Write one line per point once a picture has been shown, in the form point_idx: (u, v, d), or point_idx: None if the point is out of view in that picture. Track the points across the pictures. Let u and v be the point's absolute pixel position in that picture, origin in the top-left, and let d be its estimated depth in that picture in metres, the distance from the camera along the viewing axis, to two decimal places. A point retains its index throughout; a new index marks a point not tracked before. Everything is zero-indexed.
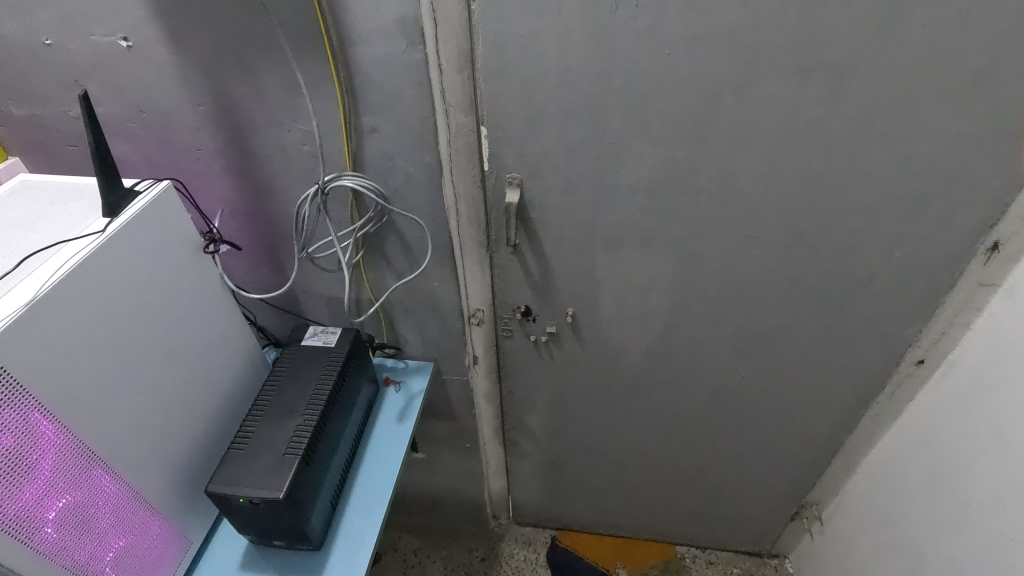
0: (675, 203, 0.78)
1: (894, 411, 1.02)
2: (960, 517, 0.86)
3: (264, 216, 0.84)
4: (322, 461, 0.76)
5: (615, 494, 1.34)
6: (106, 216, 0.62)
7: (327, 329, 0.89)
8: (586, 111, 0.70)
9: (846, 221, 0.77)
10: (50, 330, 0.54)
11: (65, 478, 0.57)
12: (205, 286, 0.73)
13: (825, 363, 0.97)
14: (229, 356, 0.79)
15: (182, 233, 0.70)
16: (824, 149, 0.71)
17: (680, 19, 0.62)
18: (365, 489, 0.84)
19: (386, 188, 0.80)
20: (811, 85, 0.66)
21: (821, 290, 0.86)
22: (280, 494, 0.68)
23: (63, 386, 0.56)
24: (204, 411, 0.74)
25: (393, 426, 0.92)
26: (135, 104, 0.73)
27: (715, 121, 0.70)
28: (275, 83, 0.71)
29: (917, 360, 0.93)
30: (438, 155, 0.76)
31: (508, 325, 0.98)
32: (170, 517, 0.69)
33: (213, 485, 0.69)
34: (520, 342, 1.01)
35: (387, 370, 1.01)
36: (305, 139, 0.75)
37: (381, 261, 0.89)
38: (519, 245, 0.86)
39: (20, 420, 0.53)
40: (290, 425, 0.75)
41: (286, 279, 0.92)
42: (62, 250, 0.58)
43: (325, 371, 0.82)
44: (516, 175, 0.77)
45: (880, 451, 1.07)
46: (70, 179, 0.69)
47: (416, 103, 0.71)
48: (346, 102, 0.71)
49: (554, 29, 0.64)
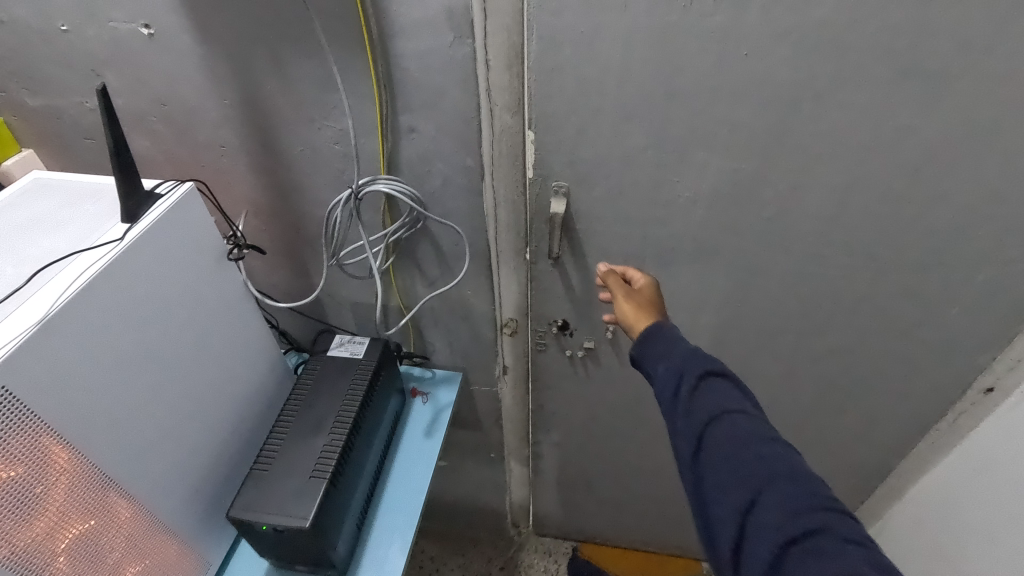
0: (740, 222, 0.69)
1: (953, 439, 0.92)
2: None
3: (290, 215, 0.79)
4: (349, 484, 0.71)
5: (643, 509, 1.27)
6: (125, 223, 0.56)
7: (354, 339, 0.83)
8: (649, 117, 0.61)
9: (941, 251, 0.68)
10: (65, 354, 0.49)
11: (81, 510, 0.53)
12: (226, 295, 0.68)
13: (889, 395, 0.87)
14: (250, 368, 0.74)
15: (206, 239, 0.64)
16: (922, 167, 0.61)
17: (770, 15, 0.52)
18: (393, 509, 0.79)
19: (423, 194, 0.73)
20: (926, 96, 0.55)
21: (897, 321, 0.76)
22: (307, 524, 0.62)
23: (79, 413, 0.51)
24: (222, 427, 0.69)
25: (421, 442, 0.87)
26: (156, 96, 0.69)
27: (804, 133, 0.60)
28: (307, 76, 0.64)
29: (984, 387, 0.83)
30: (479, 160, 0.68)
31: (542, 339, 0.91)
32: (185, 540, 0.65)
33: (233, 511, 0.64)
34: (556, 359, 0.94)
35: (414, 380, 0.95)
36: (337, 137, 0.69)
37: (413, 268, 0.83)
38: (561, 258, 0.78)
39: (33, 453, 0.48)
40: (316, 445, 0.69)
41: (312, 284, 0.88)
42: (77, 262, 0.52)
43: (353, 386, 0.76)
44: (563, 184, 0.70)
45: (931, 480, 0.98)
46: (87, 178, 0.64)
47: (459, 102, 0.63)
48: (383, 99, 0.64)
49: (620, 22, 0.55)
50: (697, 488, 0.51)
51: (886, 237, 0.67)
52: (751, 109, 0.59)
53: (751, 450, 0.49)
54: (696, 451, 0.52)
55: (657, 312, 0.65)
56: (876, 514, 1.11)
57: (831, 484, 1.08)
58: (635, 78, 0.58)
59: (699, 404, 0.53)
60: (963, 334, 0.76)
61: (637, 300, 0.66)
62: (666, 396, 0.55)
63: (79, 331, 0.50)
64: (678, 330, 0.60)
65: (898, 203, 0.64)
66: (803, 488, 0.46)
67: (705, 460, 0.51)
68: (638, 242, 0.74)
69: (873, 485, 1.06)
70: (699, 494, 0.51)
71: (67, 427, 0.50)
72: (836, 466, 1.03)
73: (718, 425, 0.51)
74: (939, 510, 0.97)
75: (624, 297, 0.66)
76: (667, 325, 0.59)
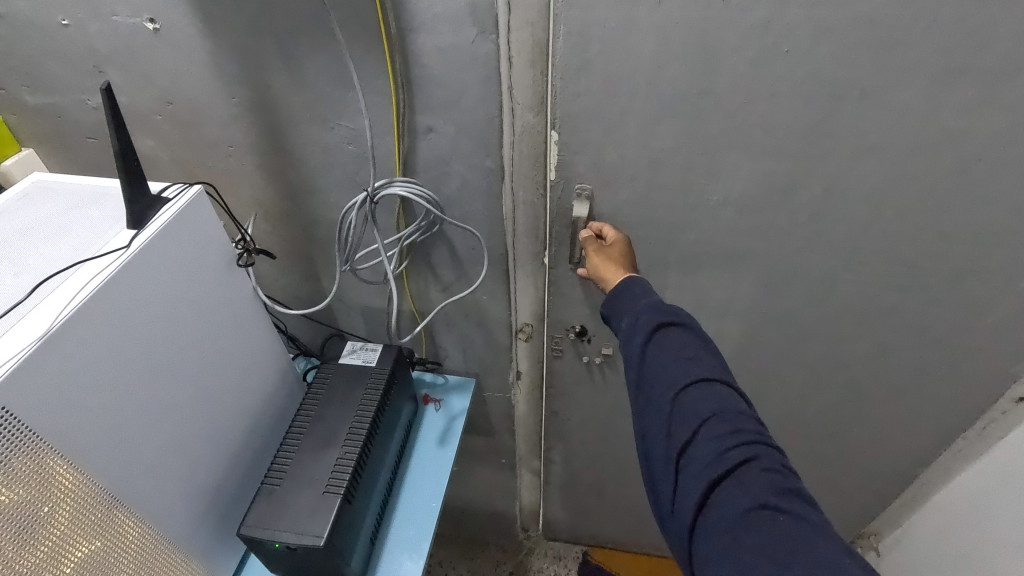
0: (771, 226, 0.66)
1: (980, 448, 0.89)
2: None
3: (301, 218, 0.76)
4: (363, 497, 0.68)
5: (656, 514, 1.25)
6: (131, 228, 0.53)
7: (366, 345, 0.81)
8: (680, 118, 0.58)
9: (980, 258, 0.65)
10: (69, 369, 0.46)
11: (86, 531, 0.50)
12: (235, 301, 0.65)
13: (917, 403, 0.85)
14: (260, 377, 0.71)
15: (216, 245, 0.61)
16: (966, 171, 0.58)
17: (814, 10, 0.49)
18: (407, 522, 0.76)
19: (440, 197, 0.70)
20: (977, 97, 0.52)
21: (929, 328, 0.74)
22: (322, 542, 0.60)
23: (85, 430, 0.48)
24: (231, 439, 0.67)
25: (435, 451, 0.84)
26: (161, 94, 0.66)
27: (843, 135, 0.57)
28: (321, 74, 0.61)
29: (1015, 398, 0.80)
30: (500, 162, 0.65)
31: (559, 345, 0.88)
32: (194, 557, 0.63)
33: (244, 528, 0.61)
34: (572, 364, 0.92)
35: (426, 386, 0.93)
36: (351, 137, 0.66)
37: (427, 272, 0.80)
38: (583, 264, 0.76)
39: (35, 473, 0.45)
40: (330, 458, 0.67)
41: (322, 288, 0.85)
42: (81, 270, 0.50)
43: (367, 395, 0.74)
44: (586, 187, 0.67)
45: (955, 489, 0.96)
46: (91, 181, 0.61)
47: (480, 101, 0.60)
48: (400, 98, 0.61)
49: (654, 18, 0.52)
50: (662, 457, 0.52)
51: (922, 243, 0.65)
52: (789, 110, 0.56)
53: (719, 422, 0.49)
54: (666, 419, 0.52)
55: (627, 267, 0.66)
56: (895, 521, 1.09)
57: (850, 492, 1.05)
58: (667, 77, 0.56)
59: (668, 369, 0.54)
60: (998, 343, 0.73)
61: (608, 254, 0.67)
62: (644, 369, 0.56)
63: (84, 344, 0.47)
64: (647, 286, 0.62)
65: (937, 209, 0.61)
66: (765, 461, 0.47)
67: (675, 432, 0.51)
68: (663, 248, 0.71)
69: (894, 493, 1.04)
70: (647, 443, 0.54)
71: (73, 446, 0.47)
72: (856, 473, 1.01)
73: (691, 398, 0.51)
74: (963, 519, 0.94)
75: (593, 250, 0.68)
76: (638, 282, 0.62)
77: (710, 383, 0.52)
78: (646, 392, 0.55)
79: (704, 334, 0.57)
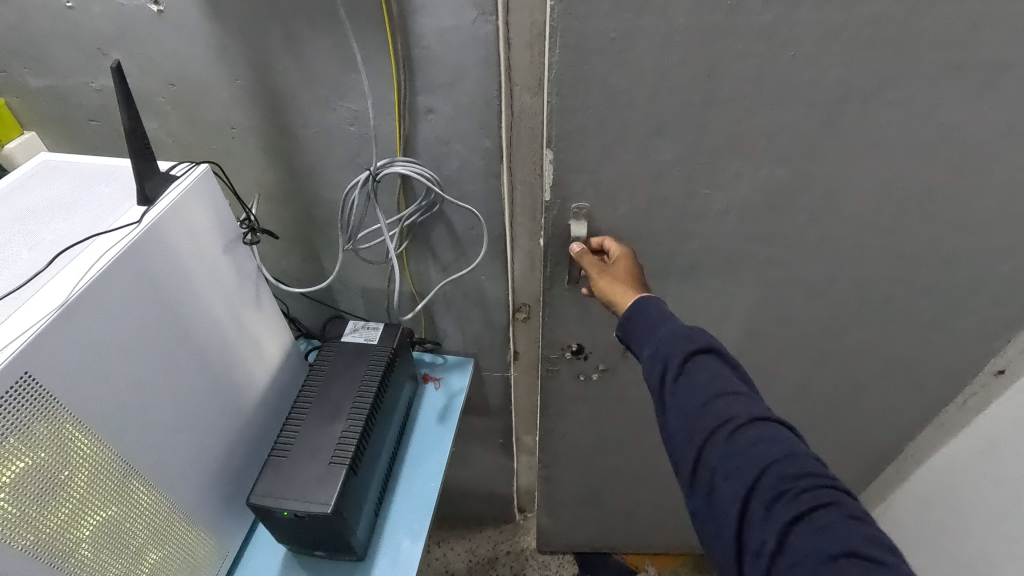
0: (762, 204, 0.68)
1: (962, 421, 0.93)
2: None
3: (303, 199, 0.78)
4: (368, 469, 0.70)
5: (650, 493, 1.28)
6: (141, 205, 0.55)
7: (368, 324, 0.82)
8: None
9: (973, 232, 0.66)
10: (85, 337, 0.48)
11: (103, 495, 0.52)
12: (240, 278, 0.67)
13: (901, 378, 0.88)
14: (265, 354, 0.73)
15: (221, 223, 0.63)
16: (949, 149, 0.60)
17: None
18: (409, 495, 0.79)
19: (440, 177, 0.72)
20: (958, 77, 0.55)
21: (913, 304, 0.76)
22: (329, 509, 0.62)
23: (100, 397, 0.50)
24: (238, 413, 0.69)
25: (435, 427, 0.87)
26: (165, 76, 0.67)
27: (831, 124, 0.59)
28: (323, 55, 0.62)
29: (995, 369, 0.83)
30: (498, 141, 0.67)
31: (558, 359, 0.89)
32: (204, 526, 0.65)
33: (253, 498, 0.63)
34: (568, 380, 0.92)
35: (426, 366, 0.95)
36: (352, 119, 0.67)
37: (427, 252, 0.82)
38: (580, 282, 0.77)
39: (55, 438, 0.47)
40: (335, 431, 0.69)
41: (323, 270, 0.86)
42: (95, 244, 0.51)
43: (369, 371, 0.76)
44: (583, 205, 0.68)
45: (937, 462, 0.99)
46: (98, 161, 0.62)
47: (480, 81, 0.62)
48: (402, 79, 0.63)
49: None
50: (720, 502, 0.49)
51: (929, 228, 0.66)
52: (784, 108, 0.58)
53: (784, 463, 0.47)
54: (722, 463, 0.49)
55: (636, 286, 0.66)
56: (881, 495, 1.13)
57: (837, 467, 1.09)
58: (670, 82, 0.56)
59: (715, 407, 0.52)
60: (982, 324, 0.75)
61: (612, 275, 0.67)
62: (687, 407, 0.53)
63: (99, 314, 0.49)
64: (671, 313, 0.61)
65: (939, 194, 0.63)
66: (836, 503, 0.45)
67: (732, 475, 0.49)
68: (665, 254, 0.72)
69: (880, 467, 1.08)
70: (702, 490, 0.51)
71: (90, 417, 0.49)
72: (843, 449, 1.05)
73: (745, 437, 0.49)
74: (944, 490, 0.98)
75: (597, 270, 0.67)
76: (653, 304, 0.61)
77: (761, 419, 0.50)
78: (693, 434, 0.52)
79: (737, 364, 0.56)
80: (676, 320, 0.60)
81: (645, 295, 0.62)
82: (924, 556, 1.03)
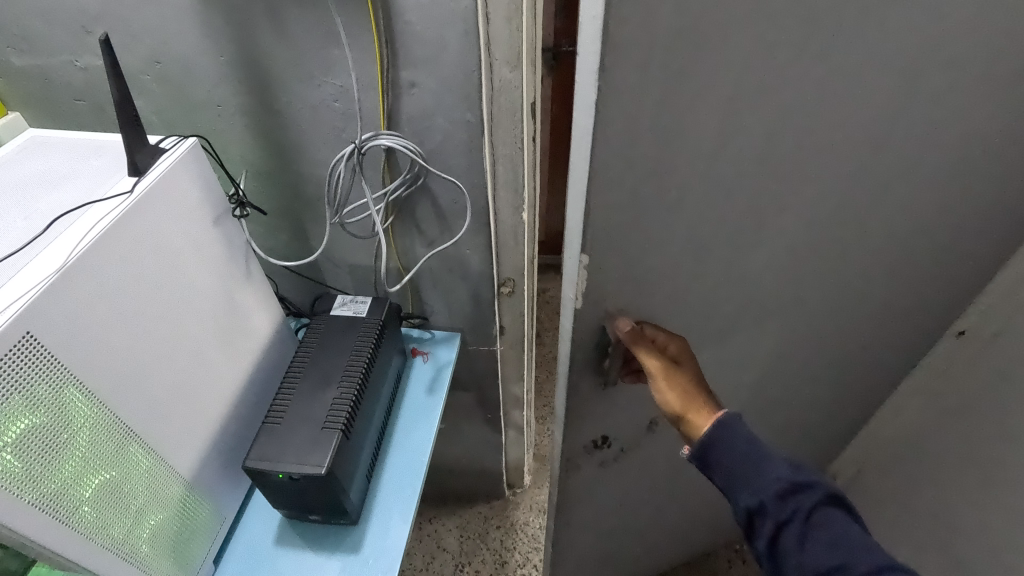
0: None
1: (928, 384, 0.97)
2: (979, 496, 0.86)
3: (289, 176, 0.79)
4: (359, 435, 0.73)
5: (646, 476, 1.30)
6: (132, 176, 0.56)
7: (356, 298, 0.84)
8: None
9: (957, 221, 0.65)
10: (83, 301, 0.50)
11: (104, 455, 0.54)
12: (231, 251, 0.69)
13: None
14: (257, 327, 0.75)
15: (211, 197, 0.65)
16: None
17: None
18: (400, 463, 0.81)
19: (423, 151, 0.74)
20: None
21: None
22: (322, 471, 0.64)
23: (99, 360, 0.52)
24: (232, 383, 0.71)
25: (424, 398, 0.89)
26: (150, 54, 0.68)
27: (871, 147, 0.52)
28: (307, 31, 0.64)
29: (957, 330, 0.87)
30: (480, 115, 0.70)
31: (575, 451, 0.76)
32: (201, 490, 0.67)
33: (249, 462, 0.65)
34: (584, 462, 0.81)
35: (414, 340, 0.97)
36: (337, 94, 0.69)
37: (412, 227, 0.84)
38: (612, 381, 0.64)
39: (58, 396, 0.49)
40: (326, 398, 0.71)
41: (310, 246, 0.88)
42: (89, 212, 0.53)
43: (359, 342, 0.78)
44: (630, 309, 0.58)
45: (906, 424, 1.04)
46: (87, 136, 0.64)
47: (460, 55, 0.64)
48: (385, 54, 0.64)
49: None
50: None
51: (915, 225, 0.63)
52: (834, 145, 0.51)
53: None
54: None
55: (705, 399, 0.58)
56: (855, 460, 1.17)
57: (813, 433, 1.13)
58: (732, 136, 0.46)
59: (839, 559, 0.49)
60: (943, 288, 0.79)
61: (679, 385, 0.58)
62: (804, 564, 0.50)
63: (96, 279, 0.51)
64: (754, 432, 0.55)
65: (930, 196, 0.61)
66: None
67: None
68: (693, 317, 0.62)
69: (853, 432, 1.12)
70: None
71: (90, 378, 0.51)
72: None
73: None
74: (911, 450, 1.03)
75: (665, 378, 0.58)
76: (739, 432, 0.55)
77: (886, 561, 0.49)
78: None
79: (834, 486, 0.53)
80: (772, 452, 0.54)
81: (730, 417, 0.55)
82: (891, 514, 1.08)
